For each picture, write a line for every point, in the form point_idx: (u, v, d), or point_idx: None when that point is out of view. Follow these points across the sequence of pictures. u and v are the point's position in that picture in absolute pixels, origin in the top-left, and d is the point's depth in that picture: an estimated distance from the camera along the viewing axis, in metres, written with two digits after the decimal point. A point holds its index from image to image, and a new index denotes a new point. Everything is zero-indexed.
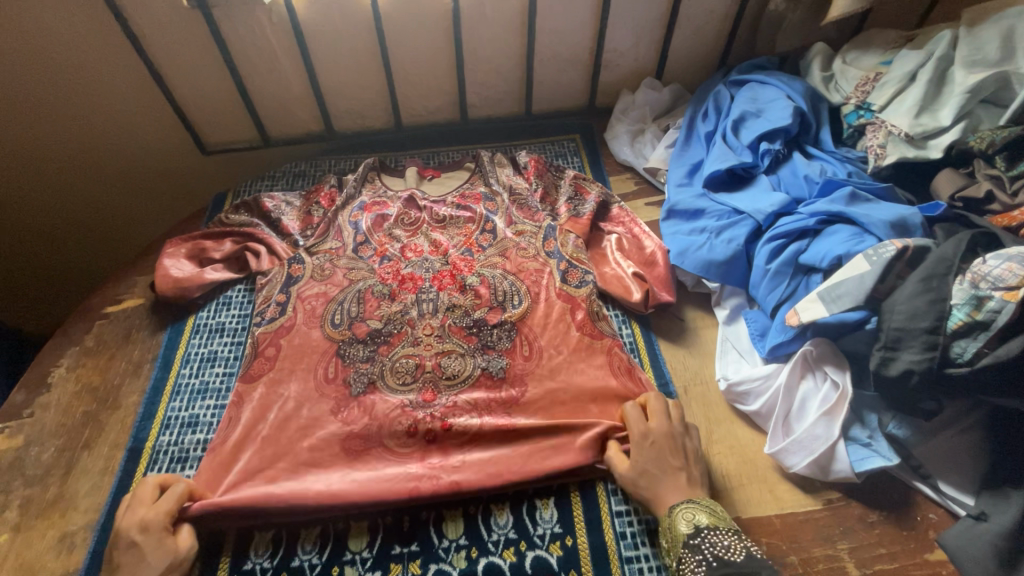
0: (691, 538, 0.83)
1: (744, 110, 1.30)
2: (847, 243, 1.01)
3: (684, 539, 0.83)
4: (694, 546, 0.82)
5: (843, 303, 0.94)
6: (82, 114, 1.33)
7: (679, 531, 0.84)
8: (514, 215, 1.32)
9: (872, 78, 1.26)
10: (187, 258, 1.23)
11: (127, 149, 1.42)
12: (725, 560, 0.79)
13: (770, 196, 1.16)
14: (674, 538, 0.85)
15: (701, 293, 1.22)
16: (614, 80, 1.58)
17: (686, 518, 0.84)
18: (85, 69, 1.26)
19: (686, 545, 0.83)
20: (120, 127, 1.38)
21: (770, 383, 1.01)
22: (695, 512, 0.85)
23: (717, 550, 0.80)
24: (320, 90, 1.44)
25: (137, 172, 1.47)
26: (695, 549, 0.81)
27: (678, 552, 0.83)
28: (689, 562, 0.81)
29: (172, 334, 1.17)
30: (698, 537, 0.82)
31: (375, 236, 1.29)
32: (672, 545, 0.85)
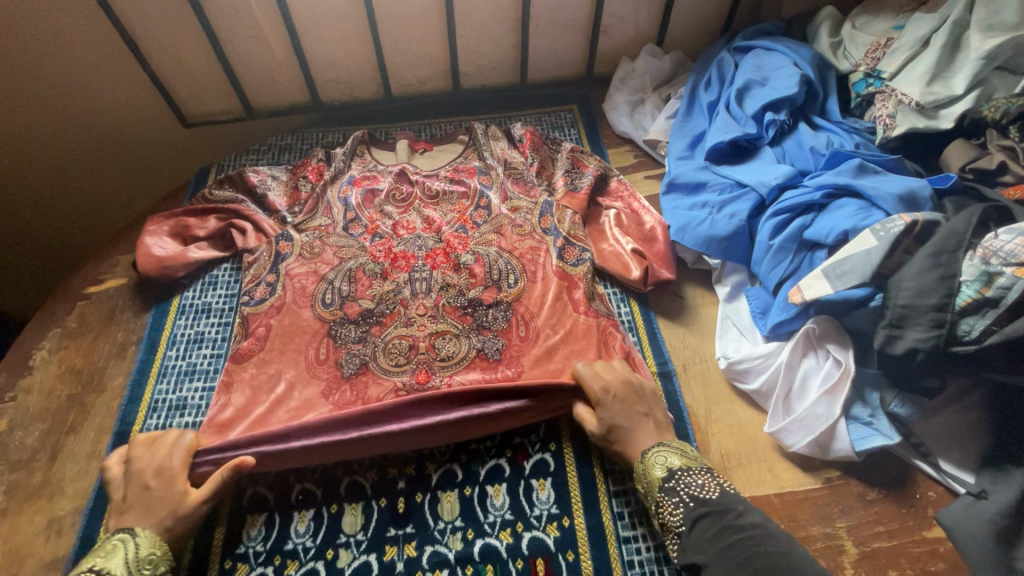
0: (665, 482, 0.84)
1: (748, 79, 1.25)
2: (854, 218, 0.98)
3: (659, 483, 0.84)
4: (669, 489, 0.83)
5: (849, 280, 0.92)
6: (56, 86, 1.25)
7: (654, 480, 0.85)
8: (509, 189, 1.28)
9: (883, 43, 1.20)
10: (169, 236, 1.19)
11: (102, 124, 1.34)
12: (700, 499, 0.81)
13: (774, 168, 1.11)
14: (650, 487, 0.85)
15: (701, 269, 1.19)
16: (613, 47, 1.51)
17: (661, 462, 0.86)
18: (54, 37, 1.19)
19: (662, 488, 0.84)
20: (98, 98, 1.30)
21: (771, 361, 0.99)
22: (667, 454, 0.87)
23: (692, 490, 0.82)
24: (305, 59, 1.37)
25: (113, 148, 1.39)
26: (671, 492, 0.83)
27: (655, 498, 0.84)
28: (665, 504, 0.83)
29: (157, 315, 1.13)
30: (672, 480, 0.84)
31: (365, 213, 1.24)
32: (648, 491, 0.85)
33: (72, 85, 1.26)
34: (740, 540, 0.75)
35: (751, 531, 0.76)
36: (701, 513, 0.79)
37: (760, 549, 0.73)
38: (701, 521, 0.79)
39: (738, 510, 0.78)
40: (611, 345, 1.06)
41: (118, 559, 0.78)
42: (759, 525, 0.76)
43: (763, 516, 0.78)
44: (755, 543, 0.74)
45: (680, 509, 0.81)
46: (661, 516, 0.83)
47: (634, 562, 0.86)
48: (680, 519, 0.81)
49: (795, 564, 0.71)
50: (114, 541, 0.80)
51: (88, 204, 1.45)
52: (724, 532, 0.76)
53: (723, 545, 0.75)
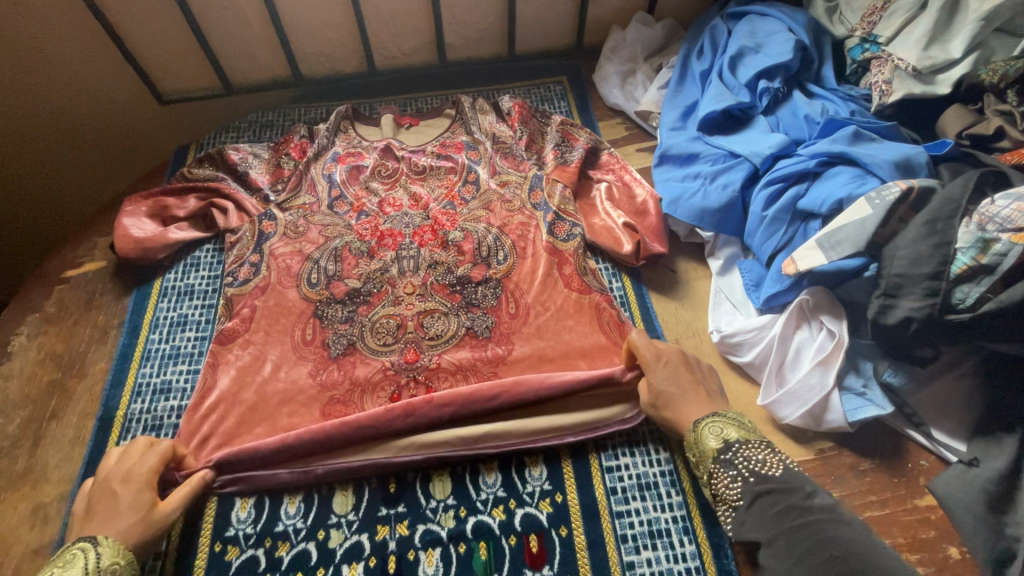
0: (721, 454, 0.81)
1: (742, 46, 1.22)
2: (849, 186, 0.96)
3: (714, 455, 0.81)
4: (726, 462, 0.80)
5: (843, 250, 0.90)
6: (22, 62, 1.19)
7: (708, 451, 0.82)
8: (498, 164, 1.24)
9: (880, 6, 1.17)
10: (148, 217, 1.15)
11: (70, 99, 1.28)
12: (761, 475, 0.76)
13: (768, 137, 1.09)
14: (704, 460, 0.82)
15: (693, 243, 1.17)
16: (603, 15, 1.46)
17: (716, 433, 0.83)
18: (14, 8, 1.12)
19: (717, 460, 0.81)
20: (67, 75, 1.25)
21: (764, 334, 0.98)
22: (723, 426, 0.83)
23: (751, 465, 0.77)
24: (284, 31, 1.32)
25: (83, 126, 1.33)
26: (727, 466, 0.79)
27: (710, 469, 0.81)
28: (721, 476, 0.79)
29: (139, 298, 1.10)
30: (729, 453, 0.80)
31: (350, 190, 1.21)
32: (702, 464, 0.82)
33: (37, 60, 1.20)
34: (807, 520, 0.70)
35: (816, 509, 0.71)
36: (762, 488, 0.75)
37: (827, 530, 0.68)
38: (761, 498, 0.75)
39: (804, 489, 0.73)
40: (603, 320, 1.04)
41: (76, 569, 0.72)
42: (828, 509, 0.71)
43: (833, 499, 0.73)
44: (821, 523, 0.69)
45: (737, 483, 0.78)
46: (716, 488, 0.80)
47: (627, 536, 0.86)
48: (738, 492, 0.77)
49: (868, 550, 0.65)
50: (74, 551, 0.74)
51: (60, 184, 1.39)
52: (788, 510, 0.72)
53: (784, 522, 0.71)
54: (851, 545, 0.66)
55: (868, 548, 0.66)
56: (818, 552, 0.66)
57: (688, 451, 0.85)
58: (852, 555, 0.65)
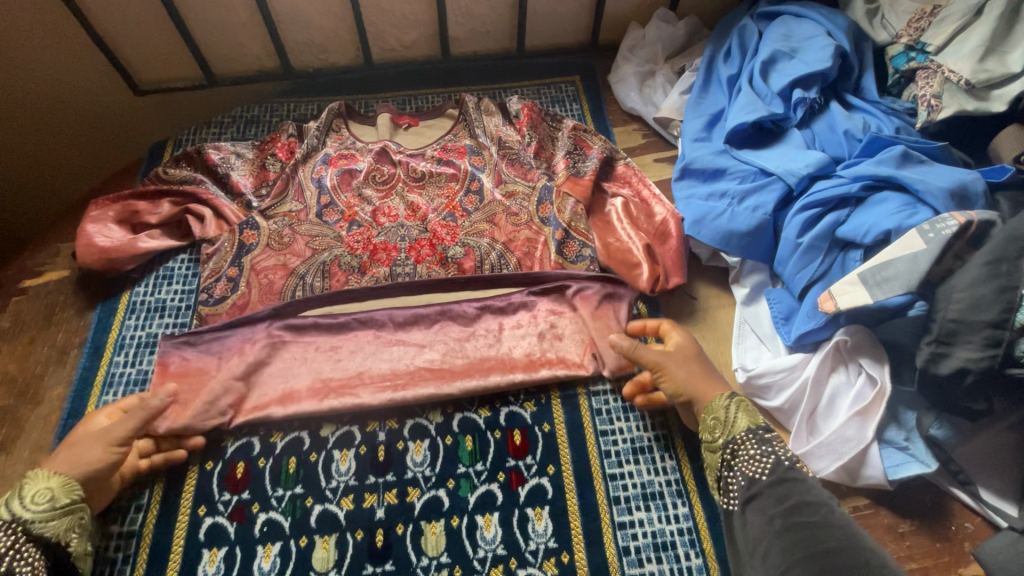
0: (762, 430, 0.72)
1: (775, 50, 1.11)
2: (897, 216, 0.86)
3: (744, 429, 0.73)
4: (763, 438, 0.71)
5: (889, 288, 0.80)
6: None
7: (739, 424, 0.74)
8: (503, 172, 1.13)
9: (929, 11, 1.06)
10: (115, 223, 1.04)
11: (39, 89, 1.14)
12: (798, 465, 0.67)
13: (805, 154, 0.98)
14: (728, 429, 0.74)
15: (716, 266, 1.06)
16: (621, 10, 1.35)
17: (748, 409, 0.75)
18: None
19: (749, 434, 0.72)
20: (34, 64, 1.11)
21: (795, 375, 0.89)
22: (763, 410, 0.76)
23: (791, 452, 0.69)
24: (270, 17, 1.20)
25: (40, 116, 1.17)
26: (764, 444, 0.71)
27: (738, 438, 0.73)
28: (749, 450, 0.71)
29: (103, 314, 1.00)
30: (768, 433, 0.72)
31: (341, 197, 1.10)
32: (729, 436, 0.74)
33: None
34: (812, 514, 0.61)
35: (831, 513, 0.60)
36: (794, 475, 0.66)
37: (836, 529, 0.58)
38: (785, 486, 0.66)
39: (830, 499, 0.62)
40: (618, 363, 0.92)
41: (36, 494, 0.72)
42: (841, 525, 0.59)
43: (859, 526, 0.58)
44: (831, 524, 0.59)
45: (766, 464, 0.69)
46: (736, 456, 0.72)
47: None
48: (761, 471, 0.69)
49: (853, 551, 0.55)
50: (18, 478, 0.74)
51: (13, 187, 1.21)
52: (801, 505, 0.62)
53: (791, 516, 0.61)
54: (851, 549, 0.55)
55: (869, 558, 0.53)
56: (814, 543, 0.57)
57: (709, 415, 0.77)
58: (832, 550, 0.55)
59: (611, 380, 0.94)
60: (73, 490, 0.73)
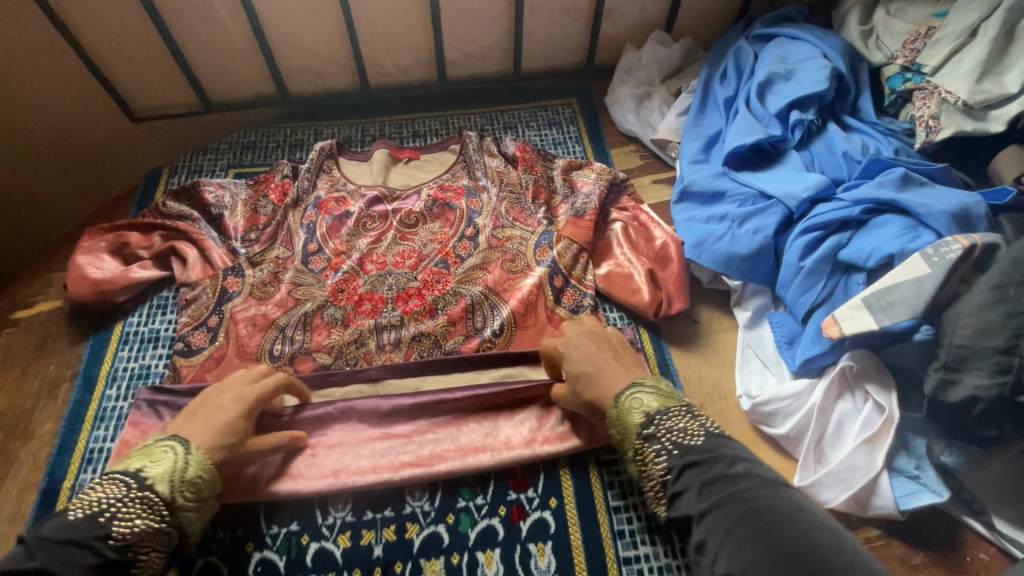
0: (644, 428, 0.72)
1: (771, 72, 1.11)
2: (899, 239, 0.85)
3: (638, 430, 0.72)
4: (650, 436, 0.71)
5: (895, 313, 0.79)
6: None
7: (631, 430, 0.73)
8: (501, 214, 1.10)
9: (924, 32, 1.06)
10: (108, 255, 1.03)
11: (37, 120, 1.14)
12: (685, 445, 0.68)
13: (804, 177, 0.98)
14: (627, 435, 0.73)
15: (717, 289, 1.05)
16: (616, 33, 1.36)
17: (639, 406, 0.74)
18: None
19: (641, 436, 0.72)
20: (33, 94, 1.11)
21: (801, 402, 0.87)
22: (642, 396, 0.75)
23: (674, 436, 0.69)
24: (267, 44, 1.20)
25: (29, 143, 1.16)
26: (652, 439, 0.71)
27: (635, 447, 0.72)
28: (649, 451, 0.70)
29: (95, 346, 0.98)
30: (651, 425, 0.72)
31: (329, 244, 1.07)
32: (629, 444, 0.73)
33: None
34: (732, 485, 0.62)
35: (749, 481, 0.61)
36: (688, 459, 0.67)
37: (757, 500, 0.58)
38: (688, 472, 0.66)
39: (735, 457, 0.65)
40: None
41: (163, 469, 0.69)
42: (753, 475, 0.62)
43: (760, 464, 0.64)
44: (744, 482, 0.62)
45: (664, 461, 0.68)
46: (642, 459, 0.71)
47: None
48: (664, 469, 0.68)
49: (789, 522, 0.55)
50: (161, 447, 0.71)
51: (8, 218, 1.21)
52: (714, 483, 0.63)
53: (717, 495, 0.61)
54: (791, 519, 0.55)
55: (830, 538, 0.54)
56: (744, 526, 0.56)
57: (611, 428, 0.76)
58: (778, 522, 0.55)
59: None
60: (216, 483, 0.72)
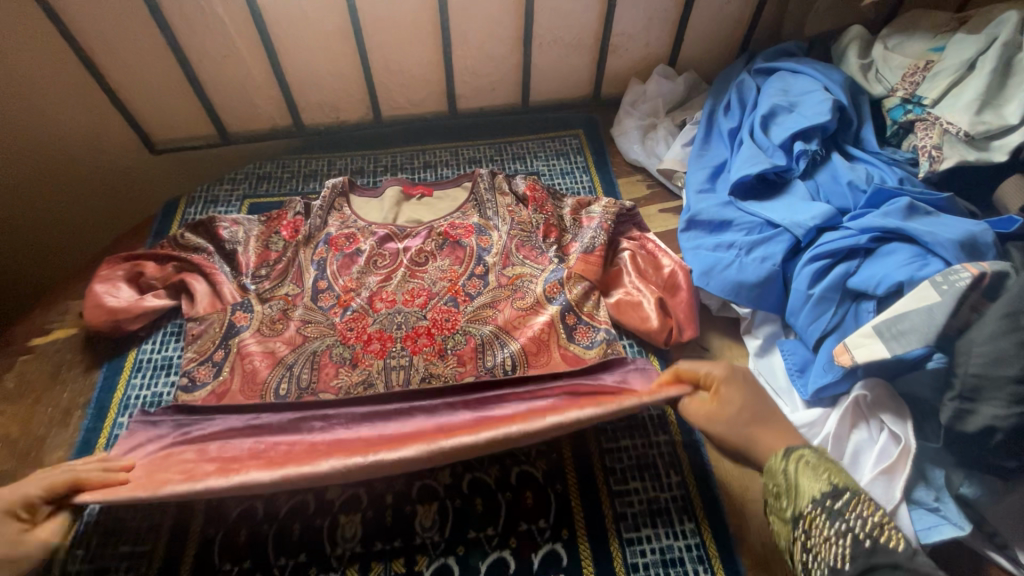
0: (826, 500, 0.58)
1: (774, 104, 1.14)
2: (908, 267, 0.85)
3: (813, 500, 0.60)
4: (834, 514, 0.57)
5: (906, 341, 0.79)
6: (31, 120, 1.12)
7: (804, 492, 0.61)
8: (512, 254, 1.12)
9: (923, 66, 1.10)
10: (124, 283, 1.04)
11: (71, 155, 1.20)
12: (879, 548, 0.51)
13: (811, 206, 0.99)
14: (794, 501, 0.62)
15: (726, 317, 1.06)
16: (622, 67, 1.40)
17: (815, 472, 0.62)
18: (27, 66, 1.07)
19: (818, 510, 0.59)
20: (68, 133, 1.17)
21: (815, 432, 0.87)
22: (828, 467, 0.62)
23: (866, 528, 0.53)
24: (285, 79, 1.25)
25: (51, 173, 1.19)
26: (834, 519, 0.56)
27: (804, 517, 0.60)
28: (820, 533, 0.57)
29: (109, 374, 0.99)
30: (838, 501, 0.58)
31: (339, 281, 1.09)
32: (796, 509, 0.62)
33: (36, 114, 1.12)
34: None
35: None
36: (874, 563, 0.50)
37: None
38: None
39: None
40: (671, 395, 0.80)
41: None
42: None
43: None
44: None
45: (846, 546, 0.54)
46: (812, 540, 0.58)
47: None
48: (838, 558, 0.54)
49: None
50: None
51: (26, 245, 1.24)
52: None
53: None
54: None
55: None
56: None
57: (771, 482, 0.67)
58: None
59: (636, 477, 0.88)
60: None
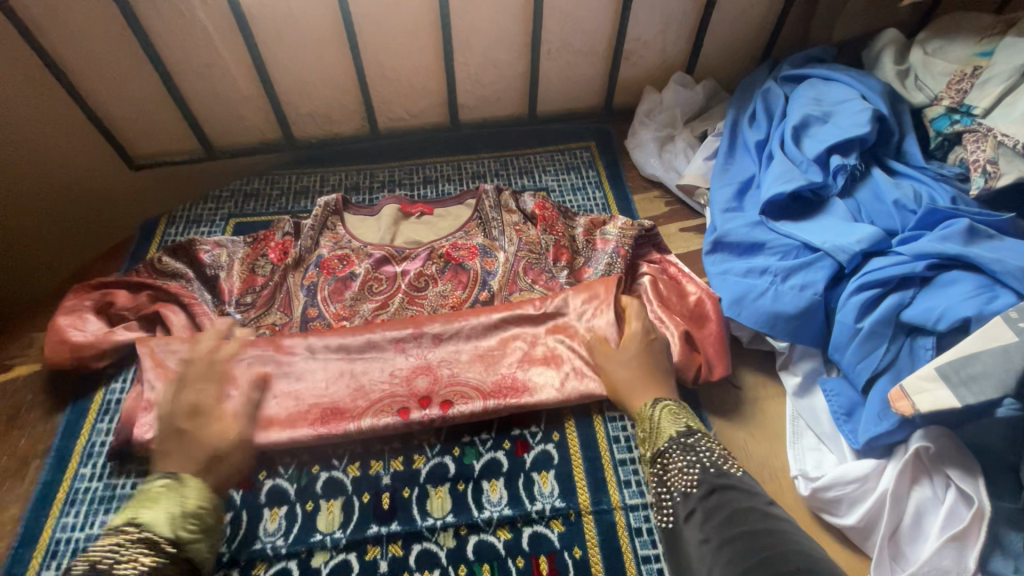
0: (679, 438, 0.70)
1: (806, 114, 1.04)
2: (974, 300, 0.75)
3: (670, 439, 0.71)
4: (688, 446, 0.68)
5: (979, 388, 0.67)
6: None
7: (665, 431, 0.72)
8: (520, 277, 1.02)
9: (969, 73, 1.00)
10: (92, 314, 0.94)
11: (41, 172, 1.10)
12: (722, 470, 0.64)
13: (854, 228, 0.89)
14: (657, 438, 0.72)
15: (759, 350, 0.95)
16: (636, 75, 1.30)
17: (674, 417, 0.73)
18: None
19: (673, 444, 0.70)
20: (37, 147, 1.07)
21: (869, 489, 0.76)
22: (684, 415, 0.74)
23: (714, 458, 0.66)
24: (273, 89, 1.15)
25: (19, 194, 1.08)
26: (687, 450, 0.68)
27: (661, 449, 0.70)
28: (676, 461, 0.67)
29: (72, 417, 0.89)
30: (692, 438, 0.69)
31: (330, 308, 1.00)
32: (655, 447, 0.72)
33: None
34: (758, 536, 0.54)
35: (762, 516, 0.57)
36: (721, 482, 0.62)
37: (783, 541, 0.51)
38: (714, 494, 0.61)
39: (763, 505, 0.58)
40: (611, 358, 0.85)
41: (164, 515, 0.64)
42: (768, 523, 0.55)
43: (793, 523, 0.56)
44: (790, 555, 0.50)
45: (694, 474, 0.65)
46: (665, 469, 0.68)
47: None
48: (690, 482, 0.64)
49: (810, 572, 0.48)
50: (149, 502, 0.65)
51: None
52: (735, 521, 0.57)
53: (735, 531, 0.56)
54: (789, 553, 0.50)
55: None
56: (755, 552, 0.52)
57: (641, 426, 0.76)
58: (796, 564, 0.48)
59: None
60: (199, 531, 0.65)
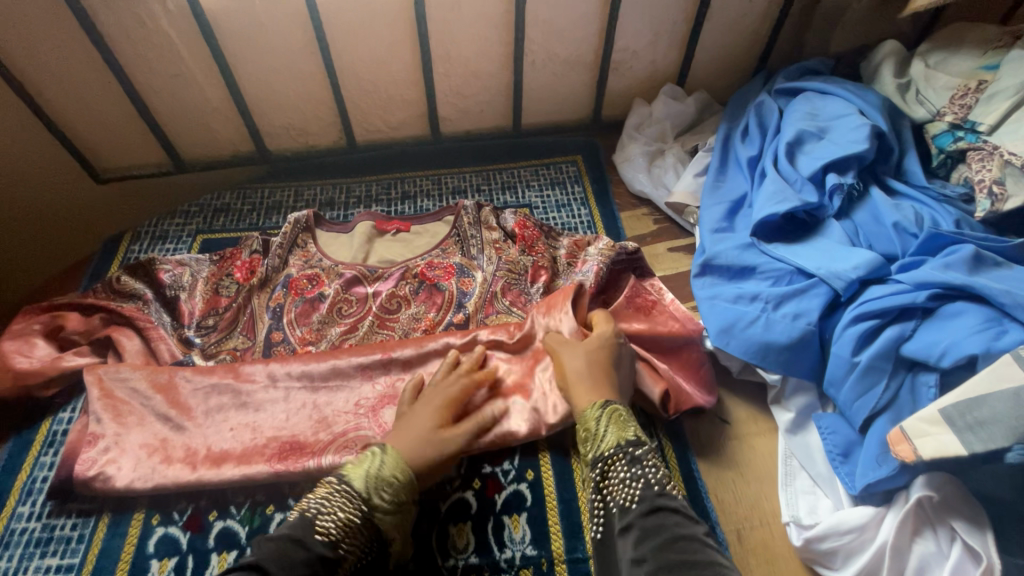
0: (627, 447, 0.67)
1: (801, 130, 0.98)
2: (981, 335, 0.69)
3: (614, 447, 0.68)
4: (634, 458, 0.65)
5: (987, 436, 0.61)
6: None
7: (609, 439, 0.68)
8: (496, 299, 0.96)
9: (973, 87, 0.94)
10: (40, 339, 0.89)
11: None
12: (665, 488, 0.61)
13: (851, 253, 0.83)
14: (599, 445, 0.69)
15: (750, 380, 0.89)
16: (625, 87, 1.25)
17: (621, 423, 0.70)
18: None
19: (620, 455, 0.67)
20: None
21: (867, 540, 0.70)
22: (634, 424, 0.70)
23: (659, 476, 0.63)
24: (243, 100, 1.10)
25: None
26: (632, 463, 0.65)
27: (605, 457, 0.67)
28: (620, 472, 0.65)
29: (15, 450, 0.84)
30: (637, 450, 0.66)
31: (296, 332, 0.94)
32: (598, 453, 0.68)
33: None
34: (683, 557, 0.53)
35: (693, 542, 0.54)
36: (662, 502, 0.59)
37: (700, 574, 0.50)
38: (653, 515, 0.58)
39: (702, 532, 0.56)
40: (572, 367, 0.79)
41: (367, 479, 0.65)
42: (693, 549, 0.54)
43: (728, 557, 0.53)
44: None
45: (635, 488, 0.62)
46: (606, 478, 0.66)
47: None
48: (630, 497, 0.62)
49: None
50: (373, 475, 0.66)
51: None
52: (669, 542, 0.54)
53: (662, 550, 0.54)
54: None
55: None
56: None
57: (582, 426, 0.72)
58: None
59: None
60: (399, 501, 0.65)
